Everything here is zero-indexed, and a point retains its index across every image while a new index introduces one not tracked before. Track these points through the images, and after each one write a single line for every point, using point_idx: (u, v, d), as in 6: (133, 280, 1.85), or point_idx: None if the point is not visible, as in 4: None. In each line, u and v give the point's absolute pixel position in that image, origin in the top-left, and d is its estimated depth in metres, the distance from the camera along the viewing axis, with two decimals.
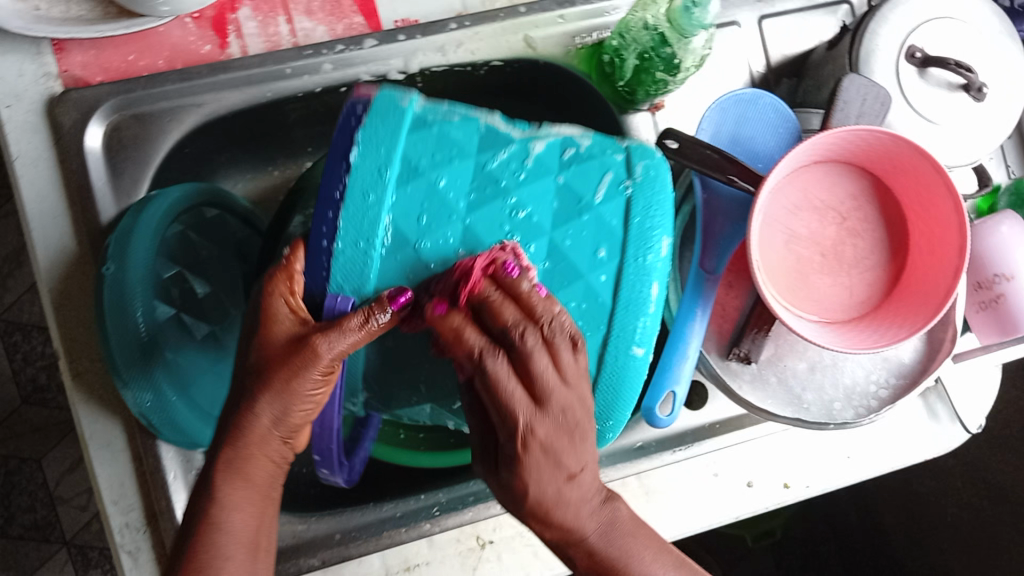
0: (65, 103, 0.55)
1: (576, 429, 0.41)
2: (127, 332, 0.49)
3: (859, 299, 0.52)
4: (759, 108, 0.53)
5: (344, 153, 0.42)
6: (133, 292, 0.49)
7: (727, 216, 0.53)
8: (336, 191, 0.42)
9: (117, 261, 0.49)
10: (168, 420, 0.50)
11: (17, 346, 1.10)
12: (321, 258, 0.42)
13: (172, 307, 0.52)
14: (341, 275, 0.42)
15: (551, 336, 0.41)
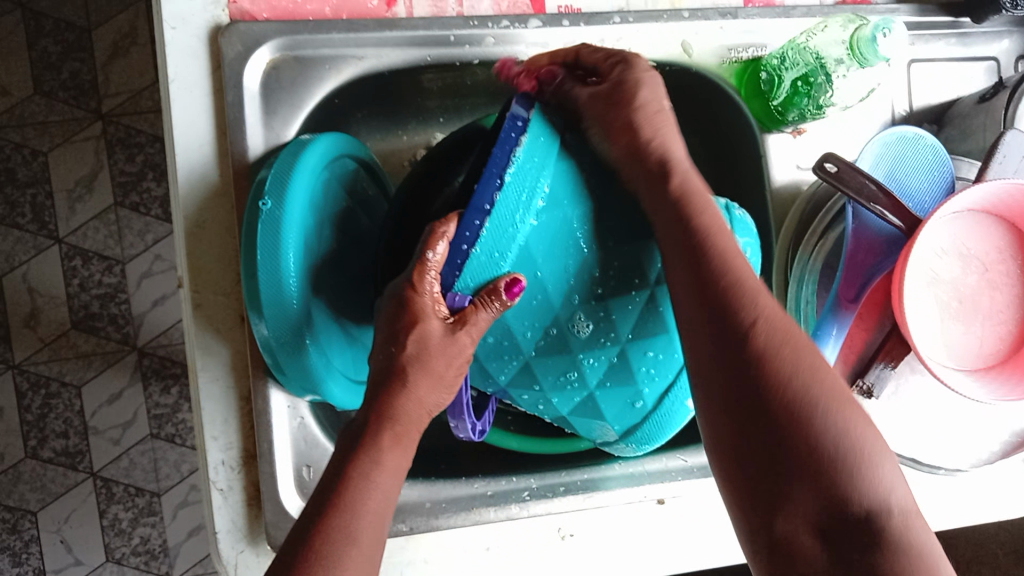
0: (231, 34, 0.55)
1: (658, 106, 0.52)
2: (276, 270, 0.49)
3: (988, 351, 0.53)
4: (918, 148, 0.54)
5: (500, 167, 0.41)
6: (287, 233, 0.49)
7: (873, 249, 0.53)
8: (486, 201, 0.41)
9: (276, 199, 0.49)
10: (295, 361, 0.51)
11: (76, 270, 1.10)
12: (457, 259, 0.42)
13: (313, 253, 0.52)
14: (474, 278, 0.43)
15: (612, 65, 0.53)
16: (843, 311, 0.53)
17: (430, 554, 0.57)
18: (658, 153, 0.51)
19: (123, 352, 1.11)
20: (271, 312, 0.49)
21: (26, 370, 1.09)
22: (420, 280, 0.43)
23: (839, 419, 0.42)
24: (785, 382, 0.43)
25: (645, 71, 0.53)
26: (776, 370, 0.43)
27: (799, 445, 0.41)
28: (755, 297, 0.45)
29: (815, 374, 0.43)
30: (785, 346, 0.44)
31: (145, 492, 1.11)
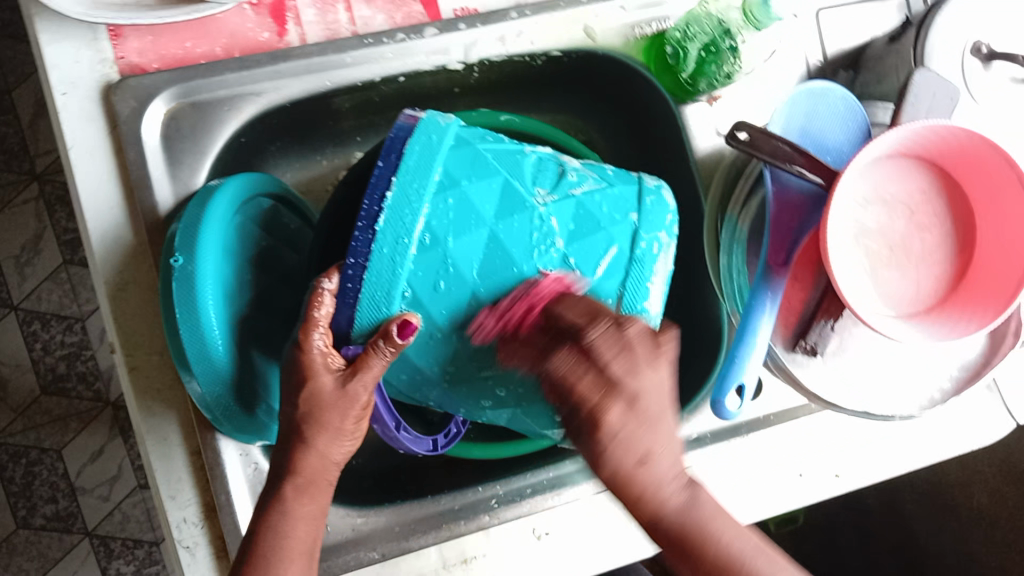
0: (122, 90, 0.54)
1: (645, 416, 0.46)
2: (197, 326, 0.48)
3: (925, 293, 0.52)
4: (827, 101, 0.53)
5: (382, 190, 0.45)
6: (204, 286, 0.48)
7: (798, 209, 0.53)
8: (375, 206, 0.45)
9: (187, 254, 0.48)
10: (236, 412, 0.50)
11: (37, 334, 1.09)
12: (347, 296, 0.45)
13: (238, 299, 0.52)
14: (365, 320, 0.45)
15: (587, 344, 0.46)
16: (775, 276, 0.51)
17: (407, 575, 0.57)
18: (623, 362, 0.46)
19: (98, 408, 1.10)
20: (199, 369, 0.49)
21: (5, 441, 1.09)
22: (308, 332, 0.46)
23: (739, 558, 0.48)
24: (635, 482, 0.46)
25: (617, 351, 0.46)
26: (636, 485, 0.46)
27: (717, 570, 0.47)
28: (654, 402, 0.47)
29: (712, 527, 0.48)
30: (666, 464, 0.47)
31: (143, 543, 1.11)
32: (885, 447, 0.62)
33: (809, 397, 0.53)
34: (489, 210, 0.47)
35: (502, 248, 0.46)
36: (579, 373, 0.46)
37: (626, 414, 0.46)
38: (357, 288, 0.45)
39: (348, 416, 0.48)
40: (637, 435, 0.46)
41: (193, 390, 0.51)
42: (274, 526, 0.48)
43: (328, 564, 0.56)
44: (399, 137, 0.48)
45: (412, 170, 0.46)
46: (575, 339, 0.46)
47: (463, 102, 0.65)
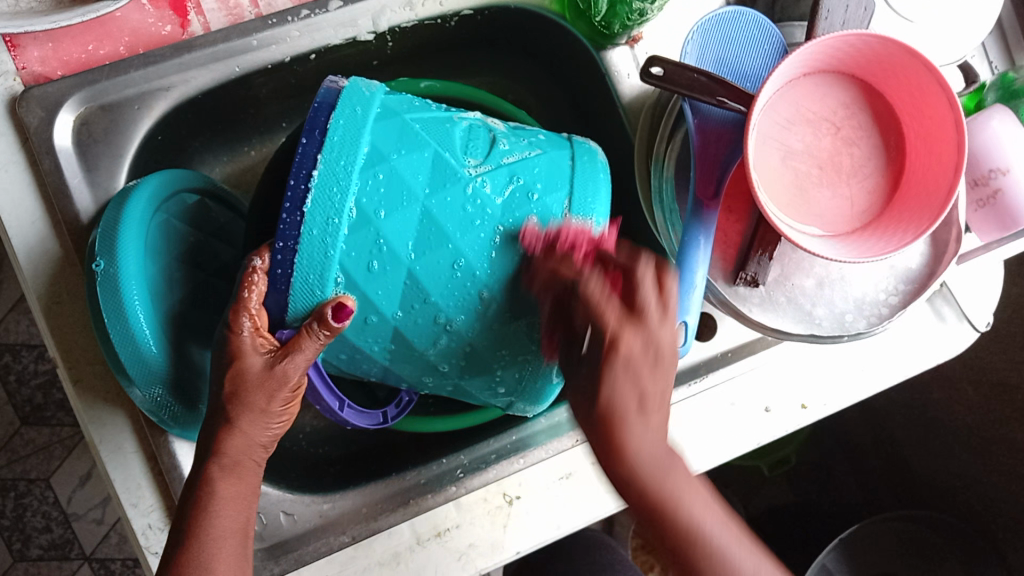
0: (28, 101, 0.53)
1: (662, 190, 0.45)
2: (127, 327, 0.47)
3: (860, 210, 0.52)
4: (742, 26, 0.52)
5: (307, 170, 0.41)
6: (129, 289, 0.47)
7: (722, 139, 0.52)
8: (301, 184, 0.41)
9: (108, 257, 0.47)
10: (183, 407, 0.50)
11: (9, 367, 1.08)
12: (279, 284, 0.42)
13: (168, 296, 0.51)
14: (300, 304, 0.42)
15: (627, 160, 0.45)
16: (707, 210, 0.51)
17: (383, 555, 0.56)
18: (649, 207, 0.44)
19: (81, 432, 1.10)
20: (136, 374, 0.48)
21: None
22: (238, 313, 0.43)
23: (709, 539, 0.42)
24: (618, 407, 0.43)
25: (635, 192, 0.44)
26: (619, 441, 0.43)
27: (687, 559, 0.42)
28: (623, 387, 0.43)
29: (662, 468, 0.43)
30: (664, 449, 0.43)
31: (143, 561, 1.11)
32: (849, 370, 0.61)
33: (758, 329, 0.53)
34: (420, 183, 0.42)
35: (439, 227, 0.42)
36: (605, 304, 0.43)
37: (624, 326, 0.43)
38: (288, 272, 0.42)
39: (276, 397, 0.45)
40: (615, 393, 0.43)
41: (136, 395, 0.50)
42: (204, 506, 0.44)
43: (299, 553, 0.56)
44: (322, 110, 0.43)
45: (338, 147, 0.42)
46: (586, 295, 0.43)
47: (383, 72, 0.64)
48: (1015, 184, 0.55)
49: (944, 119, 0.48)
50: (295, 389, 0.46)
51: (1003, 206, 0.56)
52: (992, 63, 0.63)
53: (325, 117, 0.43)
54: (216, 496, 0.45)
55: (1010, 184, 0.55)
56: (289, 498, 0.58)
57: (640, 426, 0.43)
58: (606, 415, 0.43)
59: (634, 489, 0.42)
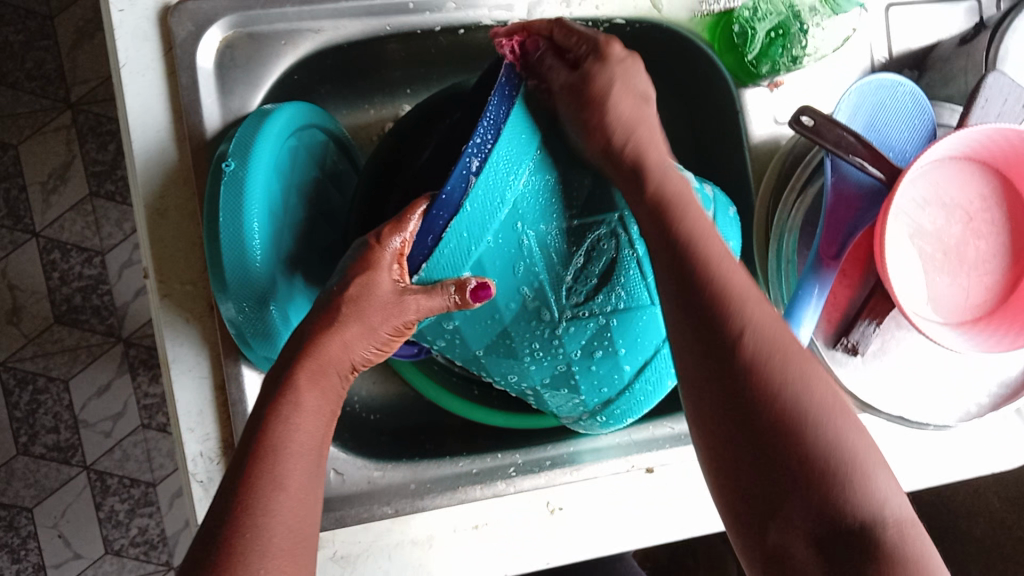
0: (180, 13, 0.53)
1: (638, 135, 0.49)
2: (239, 233, 0.47)
3: (975, 303, 0.51)
4: (898, 96, 0.52)
5: (457, 199, 0.41)
6: (251, 194, 0.48)
7: (854, 203, 0.51)
8: (440, 221, 0.42)
9: (239, 161, 0.48)
10: (260, 332, 0.50)
11: (55, 264, 1.08)
12: (428, 240, 0.43)
13: (280, 221, 0.51)
14: (436, 269, 0.45)
15: (596, 49, 0.51)
16: (826, 268, 0.50)
17: (418, 534, 0.56)
18: (631, 153, 0.48)
19: (109, 343, 1.10)
20: (234, 284, 0.48)
21: (13, 367, 1.08)
22: (394, 230, 0.44)
23: (887, 514, 0.38)
24: (727, 314, 0.42)
25: (611, 97, 0.50)
26: (787, 408, 0.39)
27: (795, 465, 0.38)
28: (723, 271, 0.43)
29: (844, 435, 0.39)
30: (833, 396, 0.40)
31: (140, 483, 1.11)
32: (908, 456, 0.61)
33: (845, 395, 0.52)
34: (503, 299, 0.48)
35: (511, 342, 0.49)
36: (606, 101, 0.49)
37: (643, 107, 0.51)
38: (436, 238, 0.43)
39: (388, 323, 0.47)
40: (665, 182, 0.47)
41: (227, 308, 0.50)
42: (267, 460, 0.40)
43: (340, 514, 0.56)
44: (445, 208, 0.42)
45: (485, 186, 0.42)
46: (587, 45, 0.51)
47: None
48: None
49: None
50: (403, 328, 0.47)
51: None
52: None
53: (447, 218, 0.42)
54: (280, 452, 0.41)
55: None
56: (343, 457, 0.58)
57: (757, 323, 0.41)
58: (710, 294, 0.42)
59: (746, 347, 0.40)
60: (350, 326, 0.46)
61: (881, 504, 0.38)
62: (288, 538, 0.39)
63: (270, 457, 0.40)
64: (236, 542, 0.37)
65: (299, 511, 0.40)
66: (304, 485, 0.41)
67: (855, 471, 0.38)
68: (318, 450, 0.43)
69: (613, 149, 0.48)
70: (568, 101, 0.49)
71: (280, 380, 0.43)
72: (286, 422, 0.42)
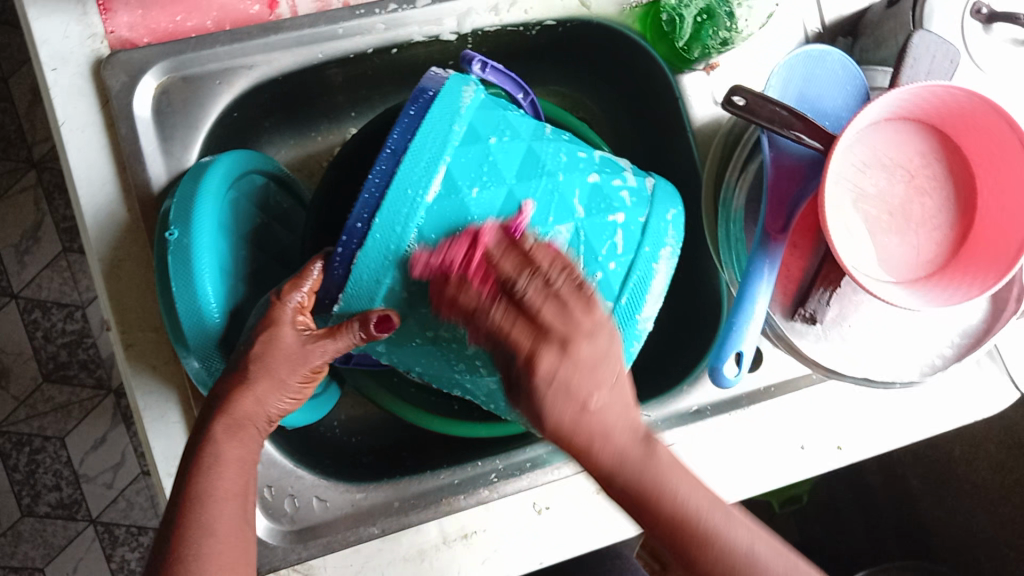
0: (113, 65, 0.54)
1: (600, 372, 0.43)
2: (192, 299, 0.48)
3: (926, 259, 0.52)
4: (826, 65, 0.53)
5: (362, 222, 0.43)
6: (199, 257, 0.48)
7: (795, 175, 0.52)
8: (351, 238, 0.43)
9: (182, 227, 0.48)
10: None
11: (37, 323, 1.08)
12: (336, 271, 0.44)
13: (233, 271, 0.52)
14: (353, 302, 0.45)
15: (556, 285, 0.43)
16: (773, 242, 0.51)
17: (409, 550, 0.57)
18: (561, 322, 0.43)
19: (100, 395, 1.10)
20: (195, 343, 0.49)
21: (8, 430, 1.09)
22: (292, 287, 0.46)
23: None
24: (594, 461, 0.43)
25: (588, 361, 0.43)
26: (713, 551, 0.43)
27: (705, 563, 0.43)
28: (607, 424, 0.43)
29: (721, 529, 0.43)
30: (639, 448, 0.43)
31: (147, 530, 1.11)
32: (885, 416, 0.61)
33: (809, 365, 0.53)
34: (430, 307, 0.46)
35: (445, 353, 0.49)
36: (507, 325, 0.43)
37: (573, 368, 0.43)
38: (347, 263, 0.44)
39: (296, 372, 0.48)
40: (577, 424, 0.42)
41: (191, 367, 0.50)
42: (195, 508, 0.44)
43: (328, 540, 0.56)
44: (350, 237, 0.43)
45: (398, 193, 0.43)
46: (537, 277, 0.43)
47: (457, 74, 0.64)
48: None
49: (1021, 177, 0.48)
50: (313, 373, 0.49)
51: None
52: None
53: (356, 244, 0.43)
54: (203, 503, 0.44)
55: None
56: (325, 484, 0.58)
57: (630, 442, 0.43)
58: (553, 439, 0.42)
59: (649, 500, 0.43)
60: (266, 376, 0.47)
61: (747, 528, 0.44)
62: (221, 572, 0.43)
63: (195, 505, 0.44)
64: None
65: (232, 552, 0.44)
66: (233, 530, 0.45)
67: (740, 561, 0.43)
68: (242, 496, 0.46)
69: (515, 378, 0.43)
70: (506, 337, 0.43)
71: (201, 434, 0.46)
72: (210, 473, 0.45)
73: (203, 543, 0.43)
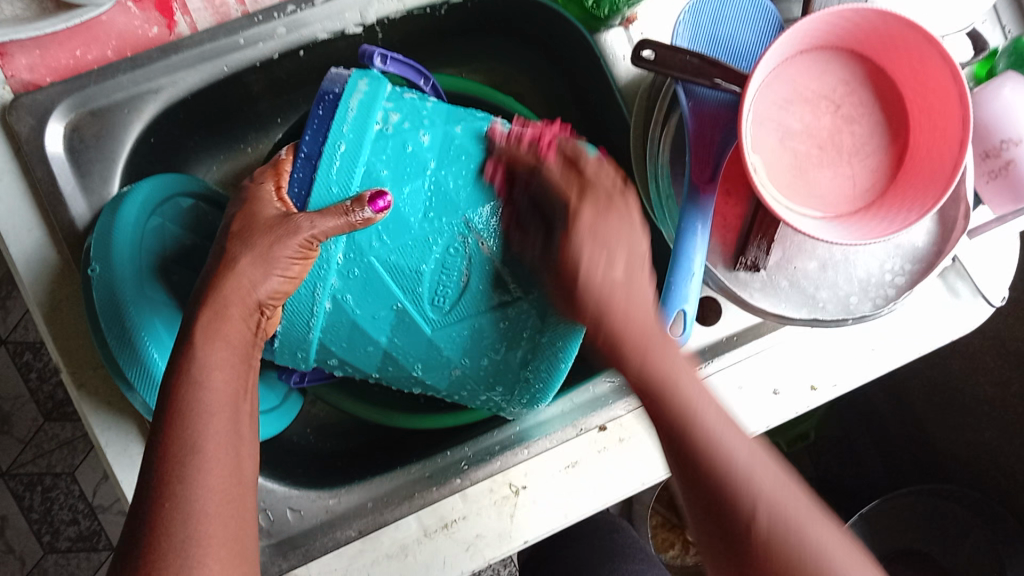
0: (18, 110, 0.53)
1: (625, 213, 0.47)
2: (123, 333, 0.48)
3: (863, 189, 0.50)
4: (735, 3, 0.51)
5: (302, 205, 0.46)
6: (126, 290, 0.48)
7: (717, 121, 0.50)
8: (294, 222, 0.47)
9: (103, 261, 0.48)
10: None
11: (30, 365, 1.09)
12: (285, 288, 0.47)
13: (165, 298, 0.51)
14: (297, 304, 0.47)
15: (607, 200, 0.47)
16: (703, 195, 0.49)
17: (390, 547, 0.57)
18: (601, 192, 0.47)
19: None
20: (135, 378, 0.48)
21: (19, 473, 1.11)
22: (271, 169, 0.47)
23: (817, 560, 0.39)
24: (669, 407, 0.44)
25: (594, 228, 0.46)
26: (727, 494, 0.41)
27: (737, 520, 0.41)
28: (627, 317, 0.45)
29: (750, 474, 0.42)
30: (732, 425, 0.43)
31: None
32: (855, 350, 0.60)
33: (759, 313, 0.52)
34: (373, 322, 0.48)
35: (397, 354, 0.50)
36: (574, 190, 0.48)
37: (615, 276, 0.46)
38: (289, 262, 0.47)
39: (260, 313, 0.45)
40: (610, 291, 0.46)
41: (138, 402, 0.50)
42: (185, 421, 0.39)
43: (308, 548, 0.57)
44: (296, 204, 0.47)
45: (325, 179, 0.45)
46: (562, 202, 0.48)
47: None
48: None
49: (946, 92, 0.46)
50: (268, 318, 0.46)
51: (1015, 178, 0.54)
52: (1004, 28, 0.61)
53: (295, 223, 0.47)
54: (197, 403, 0.40)
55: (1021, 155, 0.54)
56: (296, 494, 0.58)
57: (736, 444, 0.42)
58: (605, 334, 0.46)
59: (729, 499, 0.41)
60: (229, 318, 0.44)
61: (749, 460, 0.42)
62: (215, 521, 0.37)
63: (179, 422, 0.39)
64: (162, 522, 0.37)
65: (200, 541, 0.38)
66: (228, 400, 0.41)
67: (788, 522, 0.40)
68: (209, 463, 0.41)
69: (554, 225, 0.48)
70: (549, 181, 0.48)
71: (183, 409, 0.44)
72: None
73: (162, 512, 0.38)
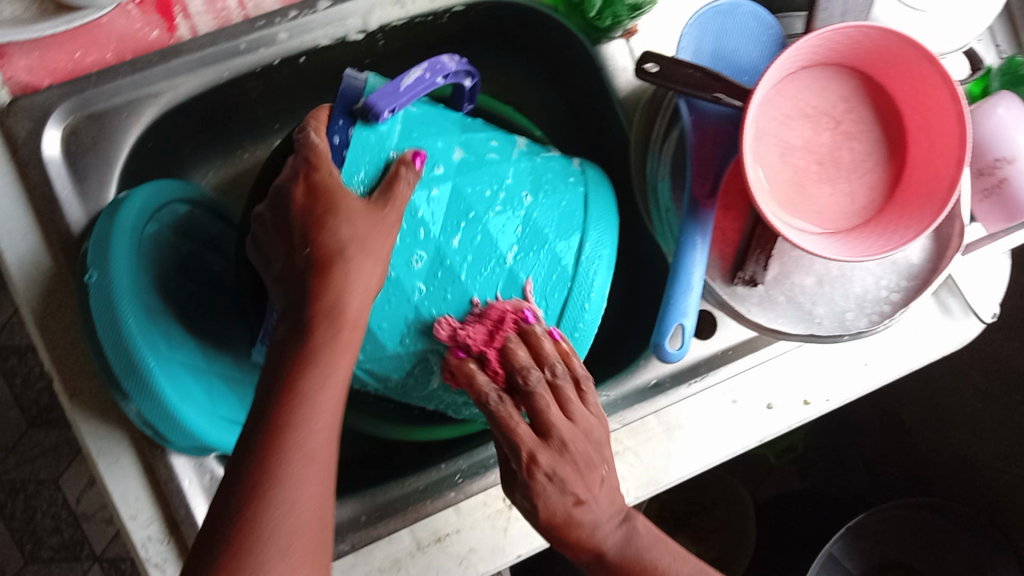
0: (15, 112, 0.52)
1: (597, 445, 0.48)
2: (119, 341, 0.47)
3: (861, 206, 0.51)
4: (738, 18, 0.52)
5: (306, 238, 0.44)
6: (122, 297, 0.48)
7: (719, 136, 0.51)
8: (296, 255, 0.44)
9: (100, 268, 0.48)
10: (173, 423, 0.49)
11: (15, 370, 1.08)
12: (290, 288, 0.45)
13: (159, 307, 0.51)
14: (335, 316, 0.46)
15: (554, 379, 0.47)
16: (703, 209, 0.50)
17: (383, 561, 0.56)
18: (574, 431, 0.47)
19: None
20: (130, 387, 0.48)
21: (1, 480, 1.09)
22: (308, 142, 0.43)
23: None
24: (583, 545, 0.48)
25: (576, 437, 0.47)
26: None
27: None
28: (596, 521, 0.48)
29: (662, 567, 0.50)
30: (649, 537, 0.50)
31: None
32: (849, 364, 0.60)
33: (756, 328, 0.53)
34: (390, 333, 0.47)
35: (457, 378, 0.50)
36: (516, 419, 0.46)
37: (570, 512, 0.47)
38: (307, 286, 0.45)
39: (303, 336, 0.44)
40: (569, 512, 0.47)
41: (133, 412, 0.49)
42: (282, 438, 0.42)
43: None
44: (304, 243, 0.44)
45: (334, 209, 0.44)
46: (530, 407, 0.47)
47: (376, 73, 0.62)
48: (1021, 173, 0.54)
49: (945, 111, 0.47)
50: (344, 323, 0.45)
51: (1008, 196, 0.55)
52: (1000, 47, 0.61)
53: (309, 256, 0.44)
54: (299, 395, 0.43)
55: (1015, 173, 0.55)
56: None
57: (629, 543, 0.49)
58: (547, 525, 0.47)
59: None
60: (349, 329, 0.44)
61: (672, 560, 0.50)
62: (306, 530, 0.42)
63: (298, 404, 0.43)
64: (242, 543, 0.40)
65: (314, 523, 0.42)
66: (332, 398, 0.44)
67: None
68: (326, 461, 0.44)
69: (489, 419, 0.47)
70: (510, 361, 0.47)
71: (278, 378, 0.43)
72: None
73: (269, 517, 0.41)
